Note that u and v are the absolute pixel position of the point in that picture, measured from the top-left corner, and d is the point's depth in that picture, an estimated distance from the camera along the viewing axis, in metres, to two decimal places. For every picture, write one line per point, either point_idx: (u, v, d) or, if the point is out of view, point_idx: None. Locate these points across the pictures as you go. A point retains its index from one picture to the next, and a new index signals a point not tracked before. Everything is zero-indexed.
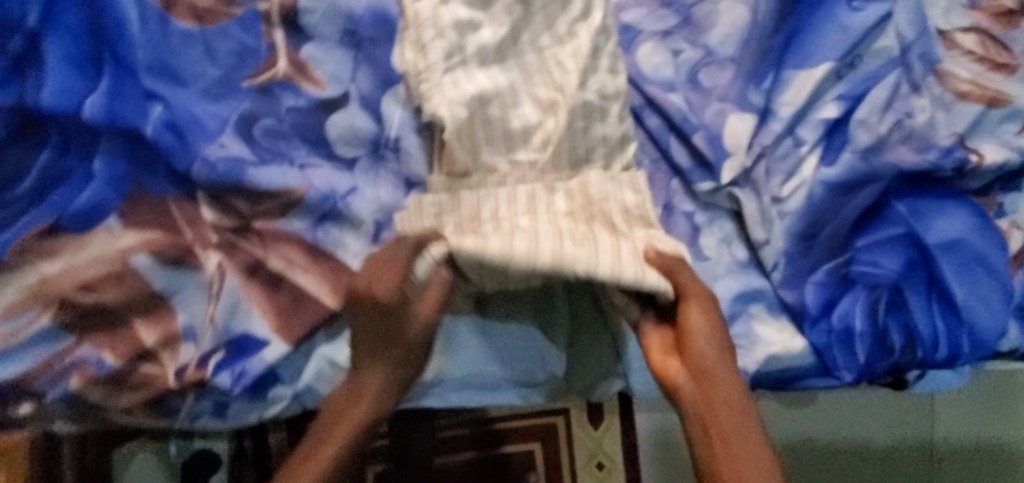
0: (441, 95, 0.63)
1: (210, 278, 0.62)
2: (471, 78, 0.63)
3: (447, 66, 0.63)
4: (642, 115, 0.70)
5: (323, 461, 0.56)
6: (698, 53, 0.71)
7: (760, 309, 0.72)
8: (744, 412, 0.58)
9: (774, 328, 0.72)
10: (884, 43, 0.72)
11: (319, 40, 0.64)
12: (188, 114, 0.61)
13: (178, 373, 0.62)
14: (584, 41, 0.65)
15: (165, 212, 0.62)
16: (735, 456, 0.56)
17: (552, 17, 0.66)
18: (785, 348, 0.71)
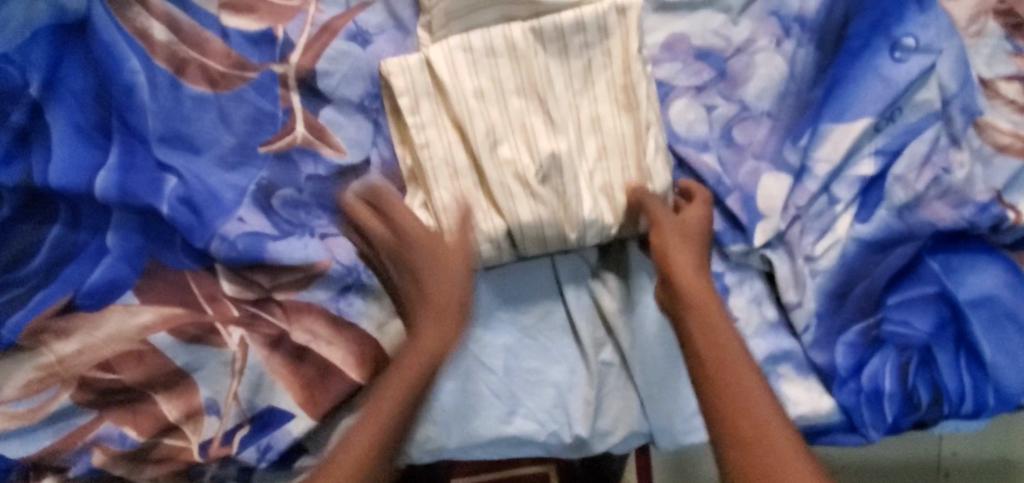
0: (468, 161, 0.60)
1: (233, 355, 0.60)
2: (501, 147, 0.59)
3: (486, 141, 0.59)
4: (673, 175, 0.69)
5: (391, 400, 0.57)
6: (732, 108, 0.69)
7: (787, 369, 0.71)
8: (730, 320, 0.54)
9: (802, 388, 0.70)
10: (927, 95, 0.69)
11: (343, 104, 0.62)
12: (203, 187, 0.59)
13: (201, 450, 0.60)
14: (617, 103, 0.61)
15: (183, 287, 0.60)
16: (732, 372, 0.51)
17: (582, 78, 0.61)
18: (814, 409, 0.69)
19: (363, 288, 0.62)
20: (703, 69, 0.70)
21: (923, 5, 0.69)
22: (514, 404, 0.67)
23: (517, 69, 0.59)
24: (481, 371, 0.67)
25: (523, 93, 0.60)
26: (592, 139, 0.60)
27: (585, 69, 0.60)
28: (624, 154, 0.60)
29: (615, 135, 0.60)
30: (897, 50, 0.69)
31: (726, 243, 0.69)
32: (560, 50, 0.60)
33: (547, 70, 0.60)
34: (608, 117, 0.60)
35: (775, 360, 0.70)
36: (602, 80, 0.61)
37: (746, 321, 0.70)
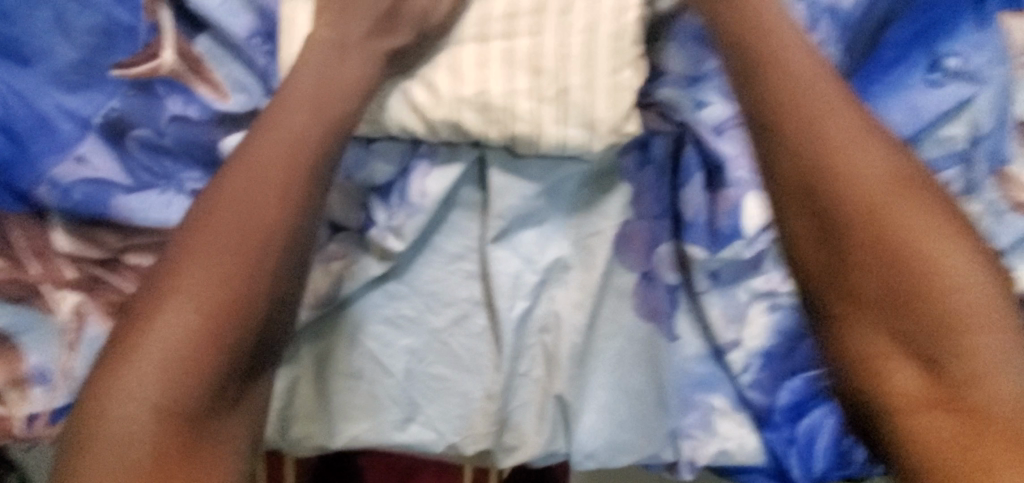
0: (388, 110, 0.52)
1: (66, 324, 0.49)
2: (427, 103, 0.52)
3: (400, 108, 0.52)
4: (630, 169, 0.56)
5: (179, 310, 0.41)
6: (728, 110, 0.56)
7: (720, 401, 0.60)
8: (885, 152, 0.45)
9: (733, 421, 0.60)
10: (953, 131, 0.58)
11: (226, 33, 0.49)
12: (31, 115, 0.47)
13: (26, 423, 0.50)
14: (551, 93, 0.52)
15: (6, 237, 0.48)
16: (895, 208, 0.44)
17: (528, 80, 0.52)
18: (740, 448, 0.59)
19: None
20: (706, 57, 0.56)
21: (981, 21, 0.57)
22: (411, 409, 0.57)
23: (469, 29, 0.52)
24: (377, 372, 0.57)
25: (430, 97, 0.52)
26: (526, 105, 0.52)
27: (525, 102, 0.52)
28: (540, 111, 0.52)
29: (549, 113, 0.52)
30: (936, 71, 0.57)
31: (689, 243, 0.56)
32: (498, 106, 0.52)
33: (511, 32, 0.52)
34: (536, 98, 0.52)
35: (705, 386, 0.60)
36: (602, 28, 0.51)
37: (688, 342, 0.60)
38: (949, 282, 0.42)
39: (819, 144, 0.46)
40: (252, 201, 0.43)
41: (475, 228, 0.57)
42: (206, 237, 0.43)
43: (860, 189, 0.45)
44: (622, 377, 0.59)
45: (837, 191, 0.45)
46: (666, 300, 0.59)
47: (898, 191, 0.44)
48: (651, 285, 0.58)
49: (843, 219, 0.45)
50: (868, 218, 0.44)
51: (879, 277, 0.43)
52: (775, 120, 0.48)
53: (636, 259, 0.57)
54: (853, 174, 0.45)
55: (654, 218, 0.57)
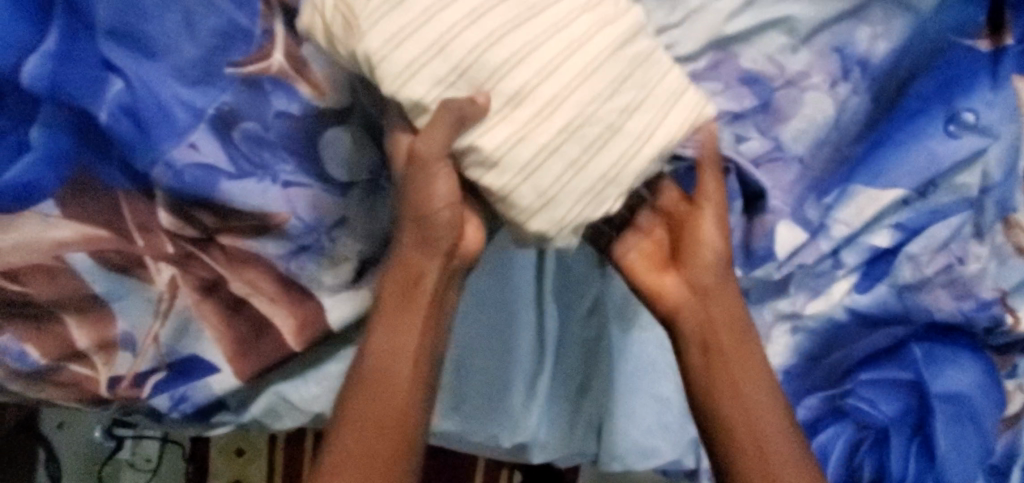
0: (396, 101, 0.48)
1: (160, 294, 0.54)
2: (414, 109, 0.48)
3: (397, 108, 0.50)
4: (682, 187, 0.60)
5: None
6: (765, 145, 0.61)
7: None
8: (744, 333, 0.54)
9: None
10: (966, 179, 0.65)
11: None
12: (153, 102, 0.52)
13: (108, 385, 0.55)
14: (530, 144, 0.48)
15: (116, 211, 0.53)
16: (744, 391, 0.52)
17: (520, 118, 0.48)
18: None
19: (320, 253, 0.56)
20: (747, 96, 0.60)
21: (995, 81, 0.63)
22: (460, 398, 0.62)
23: (541, 47, 0.48)
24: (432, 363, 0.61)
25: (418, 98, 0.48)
26: (496, 145, 0.48)
27: (502, 140, 0.48)
28: (494, 166, 0.48)
29: (512, 167, 0.48)
30: (953, 123, 0.63)
31: None
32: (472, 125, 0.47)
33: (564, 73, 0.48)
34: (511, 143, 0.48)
35: None
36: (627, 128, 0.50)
37: None
38: (775, 449, 0.50)
39: (699, 323, 0.53)
40: (386, 378, 0.48)
41: None
42: (388, 380, 0.48)
43: (744, 404, 0.51)
44: (655, 387, 0.63)
45: (717, 409, 0.52)
46: None
47: (744, 389, 0.52)
48: None
49: (710, 399, 0.52)
50: (727, 390, 0.52)
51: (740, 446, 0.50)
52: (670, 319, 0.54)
53: None
54: (721, 355, 0.52)
55: None
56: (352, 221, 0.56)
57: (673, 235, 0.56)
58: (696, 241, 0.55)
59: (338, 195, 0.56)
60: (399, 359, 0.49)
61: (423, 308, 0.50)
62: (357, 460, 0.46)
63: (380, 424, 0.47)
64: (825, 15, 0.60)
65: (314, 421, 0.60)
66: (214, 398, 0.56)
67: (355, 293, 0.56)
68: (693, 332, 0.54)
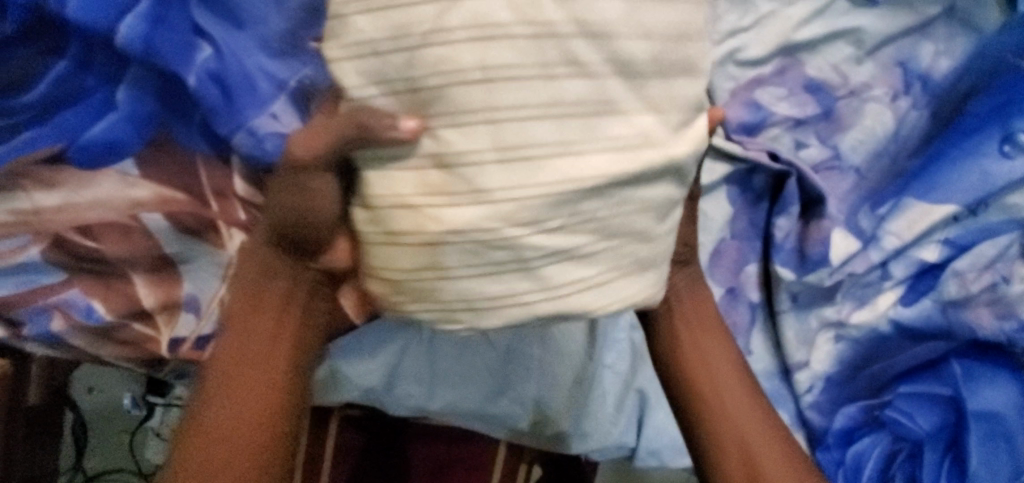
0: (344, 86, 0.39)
1: (228, 259, 0.55)
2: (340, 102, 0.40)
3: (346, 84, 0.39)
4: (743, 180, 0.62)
5: (215, 430, 0.44)
6: (823, 153, 0.62)
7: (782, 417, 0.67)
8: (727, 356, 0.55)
9: None
10: (1016, 200, 0.66)
11: None
12: (239, 70, 0.52)
13: (170, 346, 0.56)
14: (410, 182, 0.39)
15: (192, 174, 0.54)
16: (735, 400, 0.53)
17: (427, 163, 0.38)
18: None
19: None
20: (810, 102, 0.61)
21: None
22: (505, 383, 0.63)
23: (455, 85, 0.36)
24: (481, 345, 0.62)
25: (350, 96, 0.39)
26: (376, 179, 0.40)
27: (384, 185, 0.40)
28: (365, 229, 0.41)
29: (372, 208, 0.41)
30: (1008, 144, 0.61)
31: (777, 263, 0.62)
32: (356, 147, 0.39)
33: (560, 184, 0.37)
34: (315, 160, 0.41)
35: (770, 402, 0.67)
36: (527, 295, 0.40)
37: (758, 357, 0.66)
38: (759, 438, 0.52)
39: (695, 359, 0.54)
40: (252, 339, 0.45)
41: None
42: (248, 365, 0.45)
43: (726, 400, 0.53)
44: None
45: (707, 403, 0.53)
46: (747, 316, 0.64)
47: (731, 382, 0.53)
48: (735, 299, 0.63)
49: (704, 412, 0.53)
50: (715, 403, 0.53)
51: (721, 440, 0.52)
52: (669, 325, 0.54)
53: (725, 275, 0.63)
54: (718, 396, 0.53)
55: (745, 238, 0.63)
56: None
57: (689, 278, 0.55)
58: (695, 290, 0.55)
59: None
60: (274, 359, 0.45)
61: (298, 317, 0.47)
62: (231, 423, 0.44)
63: (232, 427, 0.44)
64: (893, 28, 0.61)
65: (366, 396, 0.62)
66: None
67: None
68: (689, 370, 0.54)
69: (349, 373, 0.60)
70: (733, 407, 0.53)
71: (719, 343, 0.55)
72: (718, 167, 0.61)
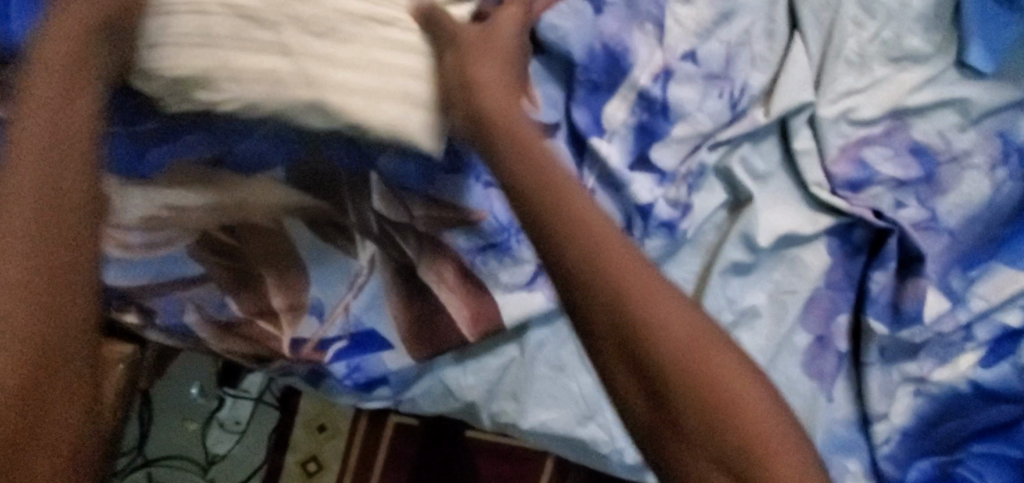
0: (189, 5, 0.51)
1: (358, 269, 0.58)
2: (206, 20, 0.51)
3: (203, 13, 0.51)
4: (844, 235, 0.64)
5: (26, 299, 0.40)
6: (921, 214, 0.64)
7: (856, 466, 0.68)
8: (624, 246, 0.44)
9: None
10: None
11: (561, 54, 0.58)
12: None
13: (292, 345, 0.58)
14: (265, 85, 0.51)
15: (333, 185, 0.56)
16: (703, 357, 0.42)
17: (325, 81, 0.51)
18: None
19: (505, 253, 0.58)
20: (913, 166, 0.63)
21: None
22: (595, 408, 0.64)
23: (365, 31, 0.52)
24: (579, 370, 0.64)
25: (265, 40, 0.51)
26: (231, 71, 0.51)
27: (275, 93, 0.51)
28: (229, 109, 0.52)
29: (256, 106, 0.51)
30: None
31: (872, 318, 0.64)
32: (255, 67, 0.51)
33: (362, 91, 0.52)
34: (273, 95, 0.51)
35: (845, 449, 0.68)
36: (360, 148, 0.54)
37: (839, 405, 0.68)
38: (728, 384, 0.42)
39: (647, 297, 0.42)
40: (44, 180, 0.42)
41: (696, 265, 0.63)
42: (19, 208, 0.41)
43: (705, 362, 0.42)
44: None
45: (693, 366, 0.41)
46: (833, 364, 0.67)
47: (707, 348, 0.42)
48: (824, 348, 0.66)
49: (655, 366, 0.41)
50: (691, 363, 0.41)
51: (693, 405, 0.41)
52: (587, 275, 0.43)
53: (815, 323, 0.65)
54: (651, 329, 0.42)
55: (839, 290, 0.65)
56: None
57: (562, 183, 0.46)
58: (534, 144, 0.48)
59: None
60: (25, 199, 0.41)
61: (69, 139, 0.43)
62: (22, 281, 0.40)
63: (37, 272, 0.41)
64: (999, 101, 0.64)
65: (465, 409, 0.64)
66: (385, 373, 0.59)
67: (531, 295, 0.59)
68: (611, 286, 0.42)
69: (454, 386, 0.62)
70: (704, 362, 0.42)
71: (705, 325, 0.43)
72: (823, 219, 0.63)
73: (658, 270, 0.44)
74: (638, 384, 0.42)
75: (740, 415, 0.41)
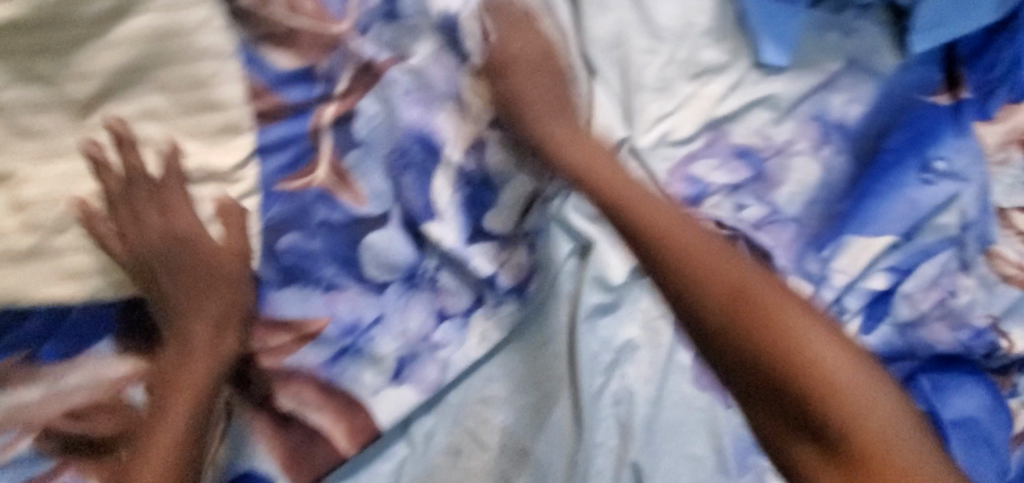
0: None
1: (217, 415, 0.56)
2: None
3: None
4: None
5: (164, 439, 0.52)
6: (763, 210, 0.66)
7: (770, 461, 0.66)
8: (760, 274, 0.56)
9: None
10: (946, 219, 0.68)
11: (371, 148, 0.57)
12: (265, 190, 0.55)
13: None
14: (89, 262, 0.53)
15: (166, 343, 0.55)
16: (784, 308, 0.53)
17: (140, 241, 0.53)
18: None
19: (359, 354, 0.58)
20: (741, 168, 0.65)
21: (959, 130, 0.69)
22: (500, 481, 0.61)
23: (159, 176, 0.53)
24: (474, 448, 0.62)
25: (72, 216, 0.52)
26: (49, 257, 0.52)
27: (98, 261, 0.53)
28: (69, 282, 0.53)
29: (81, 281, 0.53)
30: (928, 172, 0.68)
31: None
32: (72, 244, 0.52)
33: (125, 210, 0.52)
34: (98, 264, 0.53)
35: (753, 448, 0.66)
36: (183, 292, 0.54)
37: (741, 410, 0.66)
38: (828, 357, 0.52)
39: (738, 280, 0.55)
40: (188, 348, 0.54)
41: (563, 315, 0.63)
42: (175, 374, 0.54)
43: (781, 329, 0.53)
44: (687, 447, 0.64)
45: (787, 333, 0.53)
46: None
47: (774, 311, 0.53)
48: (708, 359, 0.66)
49: (765, 348, 0.52)
50: (761, 315, 0.53)
51: (780, 365, 0.52)
52: (680, 281, 0.56)
53: None
54: (779, 316, 0.53)
55: None
56: (389, 319, 0.59)
57: (617, 200, 0.59)
58: (631, 200, 0.60)
59: (376, 295, 0.58)
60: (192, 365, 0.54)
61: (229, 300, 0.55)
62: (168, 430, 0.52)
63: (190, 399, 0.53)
64: (802, 89, 0.66)
65: None
66: None
67: (399, 390, 0.58)
68: (761, 302, 0.54)
69: None
70: (790, 324, 0.53)
71: (802, 319, 0.53)
72: None
73: (724, 246, 0.58)
74: (748, 389, 0.53)
75: (828, 379, 0.51)
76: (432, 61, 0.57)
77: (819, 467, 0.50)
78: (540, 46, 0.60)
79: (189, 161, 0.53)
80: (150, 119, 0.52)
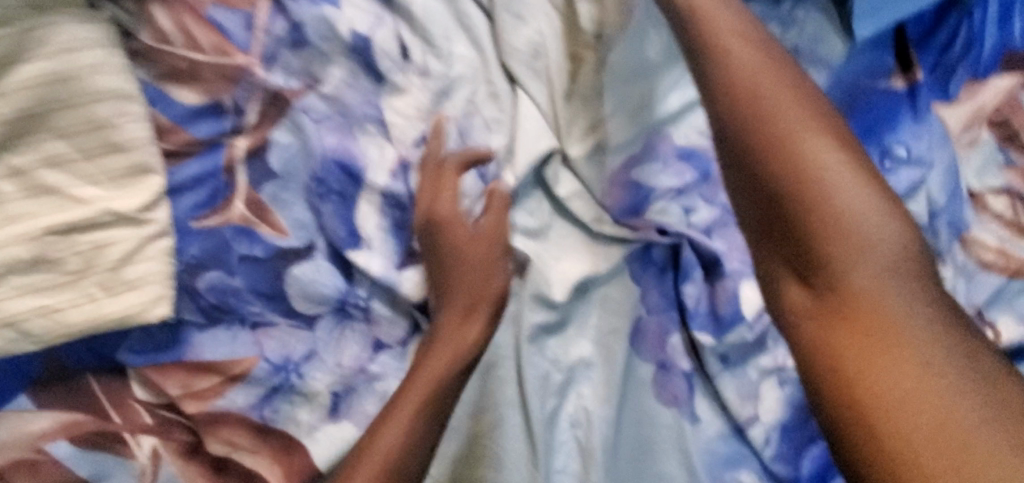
0: None
1: (143, 468, 0.53)
2: None
3: None
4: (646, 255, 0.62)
5: (382, 449, 0.51)
6: (714, 212, 0.63)
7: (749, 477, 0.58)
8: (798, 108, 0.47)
9: None
10: (914, 209, 0.63)
11: (289, 178, 0.55)
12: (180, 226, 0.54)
13: None
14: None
15: (88, 394, 0.54)
16: (813, 164, 0.44)
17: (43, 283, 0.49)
18: None
19: (291, 392, 0.55)
20: (686, 170, 0.62)
21: (918, 115, 0.65)
22: None
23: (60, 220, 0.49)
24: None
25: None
26: None
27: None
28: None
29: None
30: (888, 159, 0.64)
31: (695, 330, 0.60)
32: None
33: (20, 264, 0.49)
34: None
35: (729, 463, 0.59)
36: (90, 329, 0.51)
37: (710, 422, 0.60)
38: (882, 294, 0.42)
39: (759, 114, 0.47)
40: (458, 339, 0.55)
41: (508, 338, 0.60)
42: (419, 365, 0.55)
43: (811, 176, 0.44)
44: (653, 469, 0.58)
45: (818, 189, 0.44)
46: (685, 386, 0.60)
47: (859, 248, 0.42)
48: (667, 373, 0.60)
49: (777, 177, 0.45)
50: (780, 144, 0.45)
51: (839, 309, 0.42)
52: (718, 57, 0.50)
53: (651, 351, 0.61)
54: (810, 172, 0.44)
55: (662, 311, 0.61)
56: (322, 354, 0.56)
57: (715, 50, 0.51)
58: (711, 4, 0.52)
59: (307, 329, 0.56)
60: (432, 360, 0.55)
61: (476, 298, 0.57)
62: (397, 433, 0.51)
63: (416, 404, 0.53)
64: None
65: None
66: None
67: (338, 426, 0.55)
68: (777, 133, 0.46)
69: None
70: (854, 261, 0.42)
71: (831, 165, 0.45)
72: (614, 250, 0.62)
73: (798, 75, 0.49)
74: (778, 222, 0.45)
75: (875, 319, 0.41)
76: (347, 86, 0.57)
77: (816, 325, 0.43)
78: (462, 62, 0.59)
79: (89, 206, 0.50)
80: (48, 166, 0.50)
